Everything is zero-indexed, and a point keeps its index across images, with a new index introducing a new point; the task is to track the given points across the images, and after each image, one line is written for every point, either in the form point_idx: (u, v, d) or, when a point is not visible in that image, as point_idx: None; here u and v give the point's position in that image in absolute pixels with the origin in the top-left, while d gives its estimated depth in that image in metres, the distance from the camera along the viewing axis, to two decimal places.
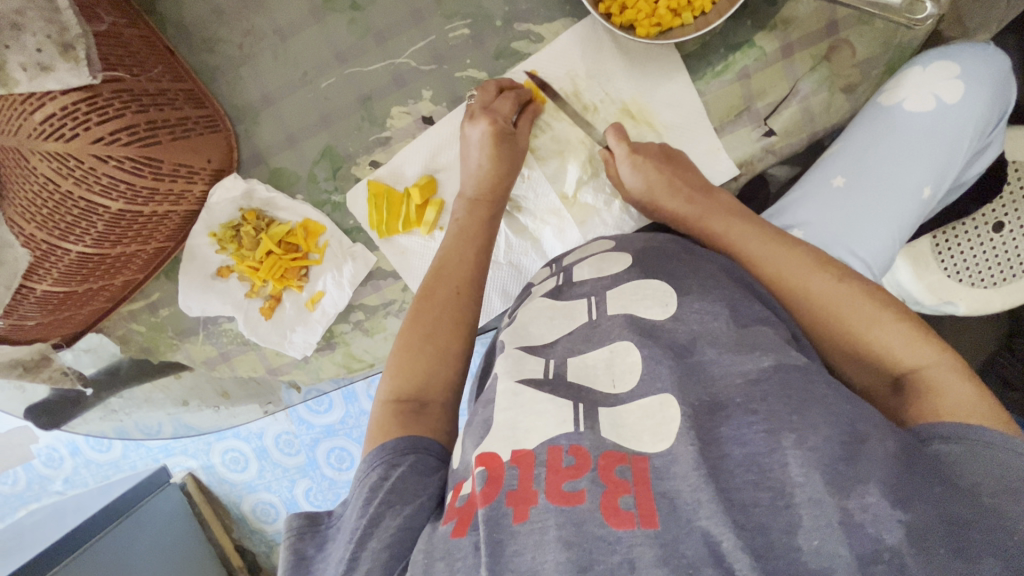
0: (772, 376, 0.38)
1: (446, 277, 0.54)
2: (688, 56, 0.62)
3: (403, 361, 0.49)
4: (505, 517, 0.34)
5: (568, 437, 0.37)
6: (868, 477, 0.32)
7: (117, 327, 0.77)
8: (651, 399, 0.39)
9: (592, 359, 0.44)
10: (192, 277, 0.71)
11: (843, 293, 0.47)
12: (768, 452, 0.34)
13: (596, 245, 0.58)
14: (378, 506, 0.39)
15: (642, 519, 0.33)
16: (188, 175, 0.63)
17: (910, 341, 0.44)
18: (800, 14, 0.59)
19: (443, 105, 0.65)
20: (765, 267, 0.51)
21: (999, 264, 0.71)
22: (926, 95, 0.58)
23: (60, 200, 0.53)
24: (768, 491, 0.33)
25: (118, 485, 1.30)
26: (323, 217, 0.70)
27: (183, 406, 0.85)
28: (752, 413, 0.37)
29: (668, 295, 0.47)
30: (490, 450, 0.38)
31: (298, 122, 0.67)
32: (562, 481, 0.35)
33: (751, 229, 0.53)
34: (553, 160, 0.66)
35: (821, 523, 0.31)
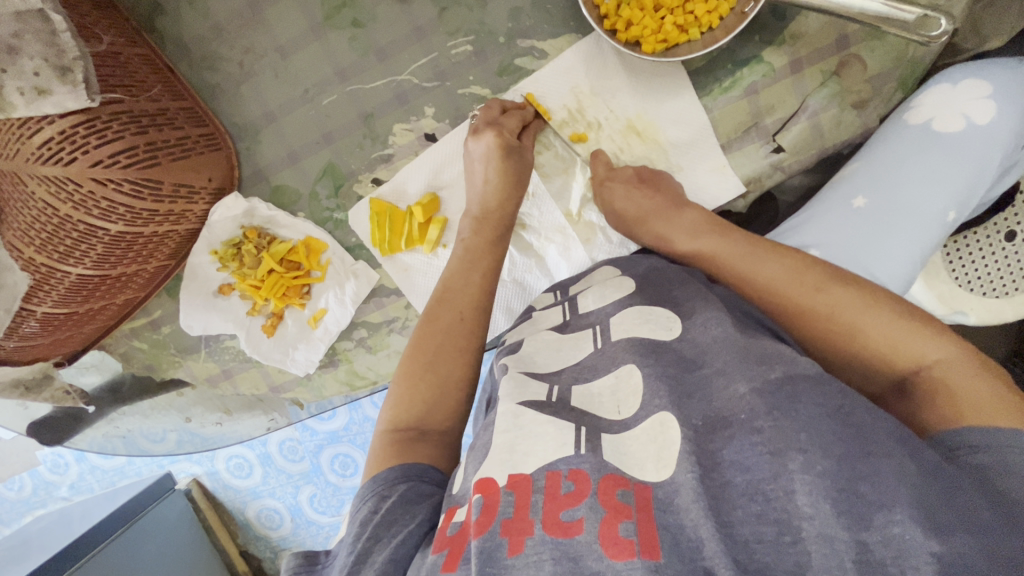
0: (778, 390, 0.37)
1: (449, 302, 0.53)
2: (695, 72, 0.61)
3: (406, 389, 0.48)
4: (499, 549, 0.33)
5: (568, 461, 0.37)
6: (891, 501, 0.31)
7: (119, 344, 0.77)
8: (652, 421, 0.38)
9: (597, 387, 0.44)
10: (193, 295, 0.70)
11: (828, 299, 0.46)
12: (773, 478, 0.33)
13: (600, 274, 0.57)
14: (366, 540, 0.38)
15: (643, 548, 0.31)
16: (188, 195, 0.62)
17: (908, 337, 0.43)
18: (810, 30, 0.58)
19: (445, 122, 0.64)
20: (754, 279, 0.50)
21: (1011, 273, 0.70)
22: (956, 115, 0.56)
23: (59, 224, 0.52)
24: (773, 526, 0.32)
25: (123, 492, 1.30)
26: (325, 235, 0.69)
27: (187, 416, 0.83)
28: (756, 432, 0.35)
29: (673, 320, 0.46)
30: (487, 476, 0.37)
31: (299, 139, 0.67)
32: (559, 509, 0.34)
33: (734, 241, 0.52)
34: (558, 177, 0.65)
35: (831, 563, 0.30)
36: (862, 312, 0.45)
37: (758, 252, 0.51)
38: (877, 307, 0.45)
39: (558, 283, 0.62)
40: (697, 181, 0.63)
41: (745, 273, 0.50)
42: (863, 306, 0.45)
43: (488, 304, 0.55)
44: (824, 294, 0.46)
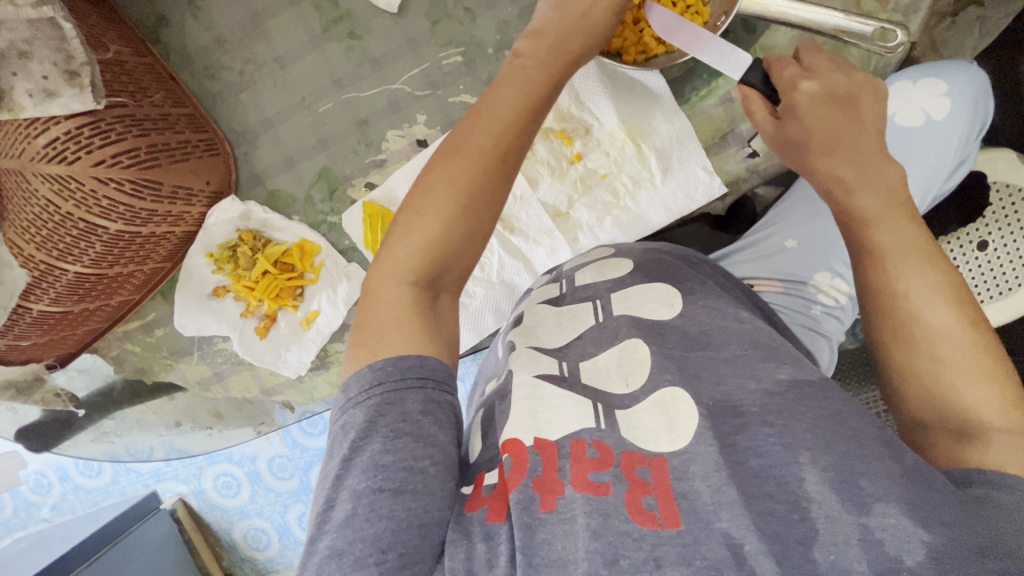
0: (790, 390, 0.39)
1: (492, 127, 0.39)
2: (674, 81, 0.64)
3: (416, 237, 0.38)
4: (533, 504, 0.34)
5: (590, 431, 0.38)
6: (888, 495, 0.32)
7: (111, 347, 0.77)
8: (661, 394, 0.40)
9: (603, 362, 0.44)
10: (188, 298, 0.72)
11: (952, 331, 0.41)
12: (784, 465, 0.35)
13: (596, 253, 0.60)
14: (425, 461, 0.34)
15: (665, 519, 0.33)
16: (187, 197, 0.64)
17: (998, 402, 0.39)
18: (778, 43, 0.62)
19: (436, 129, 0.67)
20: (889, 276, 0.44)
21: (988, 283, 0.73)
22: (915, 111, 0.60)
23: (60, 221, 0.54)
24: (784, 503, 0.33)
25: (106, 513, 1.28)
26: (319, 238, 0.71)
27: (177, 429, 0.85)
28: (768, 424, 0.37)
29: (674, 296, 0.48)
30: (512, 436, 0.37)
31: (295, 145, 0.69)
32: (586, 471, 0.35)
33: (903, 232, 0.44)
34: (544, 180, 0.68)
35: (838, 540, 0.31)
36: (971, 360, 0.40)
37: (917, 259, 0.43)
38: (997, 378, 0.40)
39: (554, 266, 0.65)
40: (679, 185, 0.65)
41: (883, 262, 0.44)
42: (982, 368, 0.40)
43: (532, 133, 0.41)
44: (946, 328, 0.41)
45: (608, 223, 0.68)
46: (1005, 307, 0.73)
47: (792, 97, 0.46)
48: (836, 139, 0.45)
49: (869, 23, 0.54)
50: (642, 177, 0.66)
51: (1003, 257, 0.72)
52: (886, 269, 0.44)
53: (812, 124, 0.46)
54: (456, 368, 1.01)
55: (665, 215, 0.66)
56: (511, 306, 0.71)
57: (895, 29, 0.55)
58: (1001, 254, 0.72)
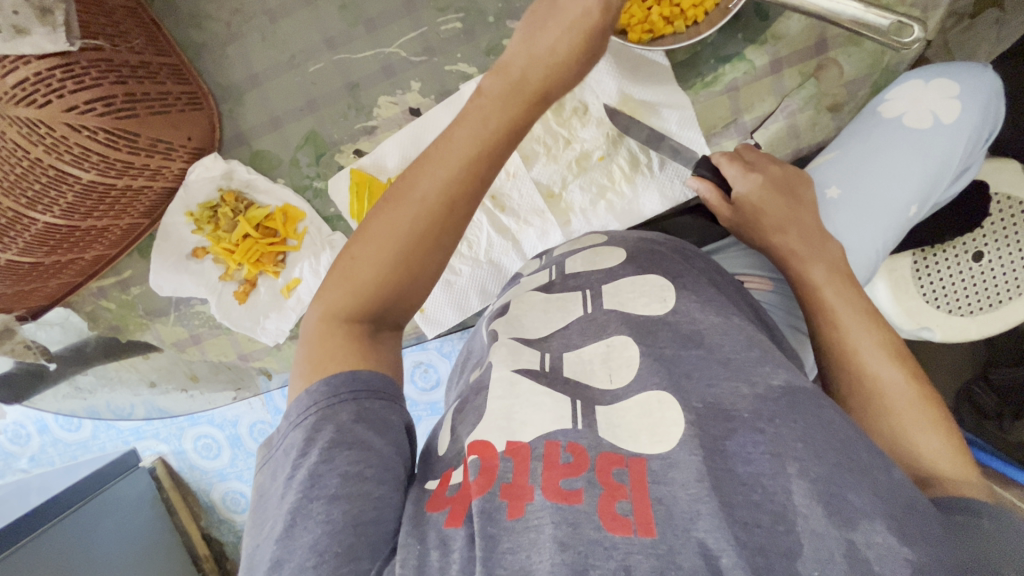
0: (782, 397, 0.38)
1: (436, 171, 0.40)
2: (679, 64, 0.62)
3: (361, 276, 0.41)
4: (499, 511, 0.33)
5: (566, 433, 0.37)
6: (873, 512, 0.32)
7: (85, 303, 0.75)
8: (648, 396, 0.39)
9: (587, 354, 0.44)
10: (166, 257, 0.70)
11: (900, 380, 0.45)
12: (773, 475, 0.34)
13: (587, 240, 0.58)
14: (354, 462, 0.35)
15: (640, 527, 0.32)
16: (166, 151, 0.62)
17: (947, 443, 0.42)
18: (791, 31, 0.59)
19: (431, 98, 0.64)
20: (843, 338, 0.48)
21: (977, 294, 0.73)
22: (924, 112, 0.58)
23: (29, 167, 0.52)
24: (769, 514, 0.32)
25: (84, 467, 1.28)
26: (303, 203, 0.68)
27: (158, 389, 0.83)
28: (759, 431, 0.36)
29: (667, 291, 0.47)
30: (484, 439, 0.37)
31: (283, 104, 0.66)
32: (559, 478, 0.34)
33: (851, 296, 0.49)
34: (538, 159, 0.65)
35: (822, 556, 0.30)
36: (914, 409, 0.43)
37: (865, 318, 0.48)
38: (943, 427, 0.43)
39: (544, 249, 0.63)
40: (677, 172, 0.64)
41: (835, 319, 0.49)
42: (928, 416, 0.43)
43: (490, 174, 0.42)
44: (894, 379, 0.45)
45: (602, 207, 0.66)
46: (997, 319, 0.73)
47: (744, 185, 0.55)
48: (786, 219, 0.53)
49: (886, 16, 0.52)
50: (640, 161, 0.64)
51: (996, 270, 0.71)
52: (841, 329, 0.48)
53: (762, 208, 0.54)
54: (442, 346, 1.00)
55: (659, 203, 0.65)
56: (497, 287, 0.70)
57: (914, 24, 0.52)
58: (996, 266, 0.71)
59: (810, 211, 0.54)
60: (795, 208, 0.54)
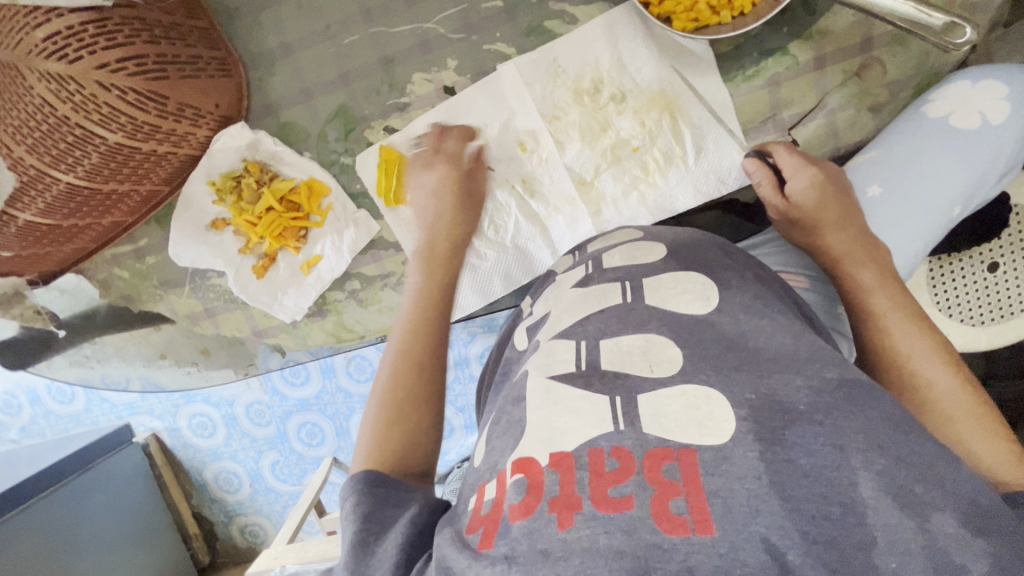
0: (838, 389, 0.37)
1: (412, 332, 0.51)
2: (721, 56, 0.61)
3: (384, 426, 0.44)
4: (549, 525, 0.32)
5: (608, 437, 0.35)
6: (942, 503, 0.32)
7: (99, 270, 0.74)
8: (693, 390, 0.38)
9: (626, 344, 0.42)
10: (184, 226, 0.69)
11: (951, 383, 0.45)
12: (836, 467, 0.33)
13: (622, 235, 0.58)
14: (361, 532, 0.37)
15: (698, 524, 0.30)
16: (193, 116, 0.60)
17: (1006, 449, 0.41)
18: (837, 27, 0.58)
19: (467, 77, 0.63)
20: (896, 338, 0.48)
21: (992, 305, 0.73)
22: (972, 112, 0.58)
23: (56, 125, 0.51)
24: (838, 506, 0.31)
25: (77, 440, 1.27)
26: (329, 178, 0.67)
27: (154, 365, 0.80)
28: (816, 424, 0.35)
29: (709, 289, 0.46)
30: (525, 454, 0.36)
31: (314, 76, 0.65)
32: (607, 486, 0.33)
33: (903, 298, 0.50)
34: (572, 145, 0.64)
35: (899, 549, 0.30)
36: (971, 416, 0.43)
37: (918, 322, 0.49)
38: (1001, 433, 0.42)
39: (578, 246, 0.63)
40: (712, 166, 0.63)
41: (887, 319, 0.49)
42: (984, 421, 0.43)
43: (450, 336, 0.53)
44: (947, 384, 0.45)
45: (634, 198, 0.65)
46: (1010, 330, 0.73)
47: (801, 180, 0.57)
48: (842, 217, 0.56)
49: (937, 14, 0.52)
50: (674, 154, 0.63)
51: (1011, 281, 0.71)
52: (894, 329, 0.49)
53: (824, 203, 0.56)
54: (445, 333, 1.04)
55: (693, 197, 0.64)
56: (522, 274, 0.69)
57: (967, 24, 0.52)
58: (1012, 277, 0.71)
59: (858, 213, 0.57)
60: (847, 208, 0.56)
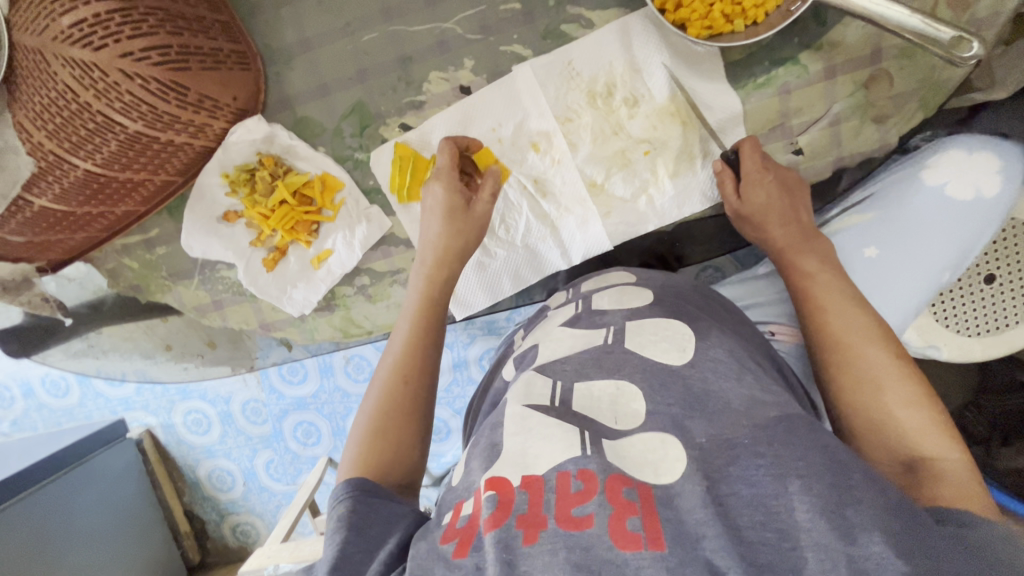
0: (778, 424, 0.39)
1: (402, 355, 0.53)
2: (733, 64, 0.62)
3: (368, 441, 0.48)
4: (515, 539, 0.34)
5: (575, 461, 0.38)
6: (871, 525, 0.32)
7: (108, 260, 0.73)
8: (650, 435, 0.41)
9: (597, 392, 0.45)
10: (197, 218, 0.69)
11: (887, 365, 0.49)
12: (775, 495, 0.35)
13: (615, 277, 0.62)
14: (346, 539, 0.39)
15: (650, 541, 0.33)
16: (212, 108, 0.60)
17: (932, 429, 0.45)
18: (847, 39, 0.59)
19: (483, 77, 0.64)
20: (831, 321, 0.53)
21: (987, 317, 0.74)
22: (967, 185, 0.66)
23: (78, 110, 0.52)
24: (775, 533, 0.33)
25: (68, 434, 1.26)
26: (343, 174, 0.68)
27: (151, 360, 0.80)
28: (759, 456, 0.37)
29: (687, 340, 0.50)
30: (500, 475, 0.39)
31: (332, 72, 0.65)
32: (571, 506, 0.35)
33: (835, 283, 0.56)
34: (584, 147, 0.65)
35: (826, 567, 0.31)
36: (897, 387, 0.47)
37: (849, 304, 0.54)
38: (929, 407, 0.46)
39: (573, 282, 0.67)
40: None
41: (821, 305, 0.55)
42: (912, 395, 0.47)
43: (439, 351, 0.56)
44: (882, 361, 0.49)
45: (644, 201, 0.66)
46: (1002, 341, 0.75)
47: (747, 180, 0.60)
48: (783, 213, 0.59)
49: (945, 29, 0.54)
50: (685, 159, 0.64)
51: (1006, 293, 0.73)
52: (826, 315, 0.54)
53: (770, 202, 0.59)
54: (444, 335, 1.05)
55: (700, 202, 0.65)
56: (531, 273, 0.69)
57: (974, 40, 0.53)
58: (1006, 290, 0.73)
59: (803, 206, 0.61)
60: (791, 206, 0.60)
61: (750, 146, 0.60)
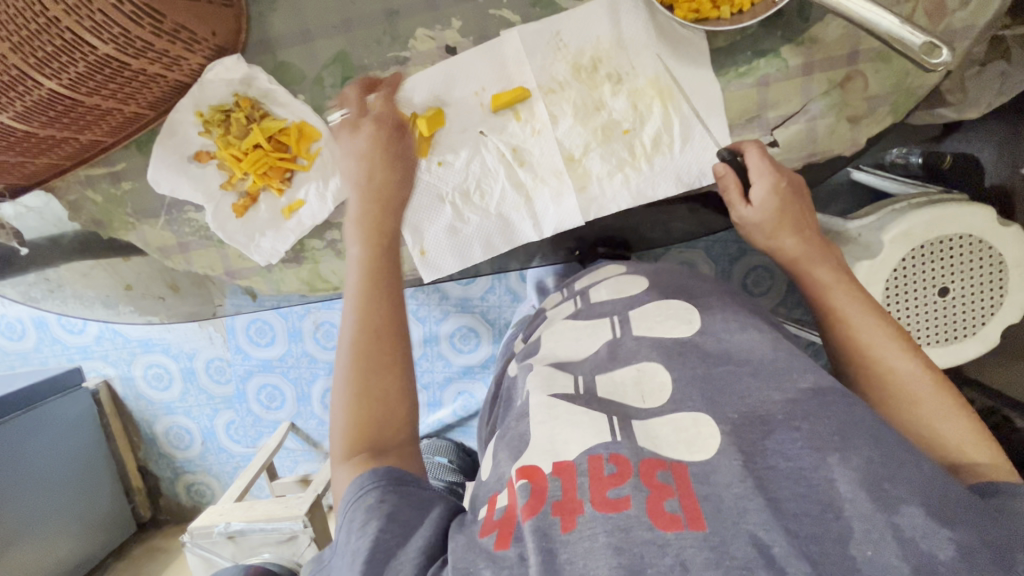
0: (813, 397, 0.42)
1: (382, 303, 0.52)
2: (716, 50, 0.63)
3: (351, 403, 0.47)
4: (552, 527, 0.37)
5: (607, 446, 0.40)
6: (909, 497, 0.36)
7: (71, 191, 0.71)
8: (682, 416, 0.43)
9: (619, 376, 0.48)
10: (166, 153, 0.67)
11: (913, 373, 0.51)
12: (814, 467, 0.38)
13: (607, 271, 0.64)
14: (380, 530, 0.40)
15: (690, 521, 0.35)
16: (187, 41, 0.59)
17: (970, 435, 0.48)
18: (827, 37, 0.61)
19: (469, 39, 0.64)
20: (854, 333, 0.54)
21: (935, 328, 0.77)
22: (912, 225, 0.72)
23: (45, 25, 0.49)
24: (817, 503, 0.36)
25: (23, 378, 1.23)
26: (321, 124, 0.67)
27: (113, 311, 0.78)
28: (795, 428, 0.40)
29: (691, 313, 0.52)
30: (532, 463, 0.41)
31: (317, 18, 0.64)
32: (607, 488, 0.38)
33: (854, 290, 0.56)
34: (565, 119, 0.65)
35: (873, 537, 0.34)
36: (927, 397, 0.49)
37: (871, 311, 0.54)
38: (960, 412, 0.49)
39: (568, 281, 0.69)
40: (695, 156, 0.65)
41: (842, 317, 0.55)
42: (945, 403, 0.49)
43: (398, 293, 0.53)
44: (908, 371, 0.51)
45: (619, 179, 0.66)
46: (945, 353, 0.79)
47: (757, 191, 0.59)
48: (796, 219, 0.59)
49: (918, 35, 0.55)
50: (663, 140, 0.65)
51: (954, 306, 0.76)
52: (848, 328, 0.55)
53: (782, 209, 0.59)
54: (418, 309, 1.06)
55: (675, 186, 0.65)
56: (502, 243, 0.69)
57: (944, 47, 0.55)
58: (953, 304, 0.76)
59: (806, 210, 0.60)
60: (797, 209, 0.59)
61: (755, 149, 0.60)
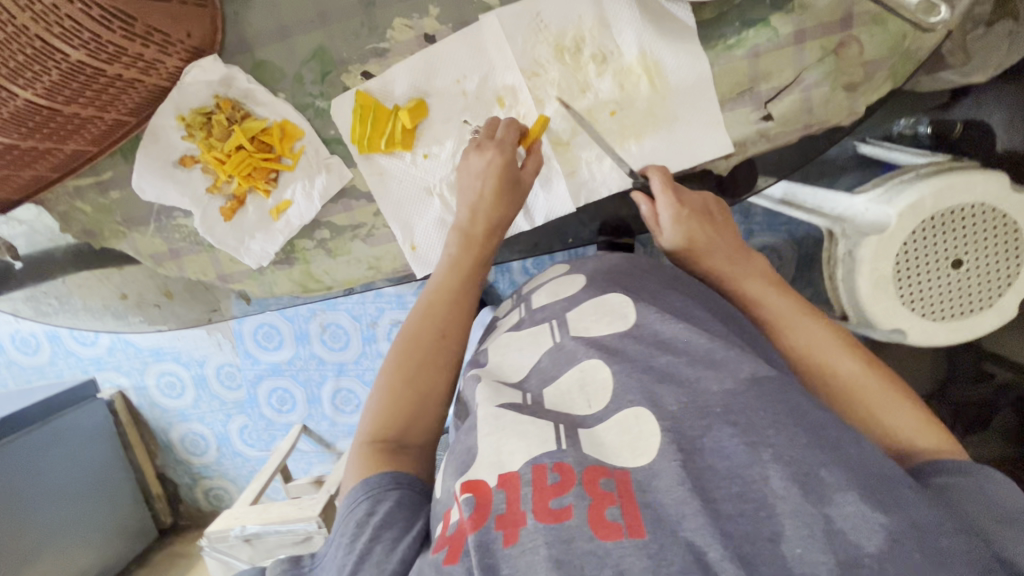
0: (750, 388, 0.41)
1: (437, 317, 0.57)
2: (705, 23, 0.60)
3: (391, 389, 0.52)
4: (494, 542, 0.35)
5: (551, 455, 0.39)
6: (844, 484, 0.34)
7: (60, 202, 0.71)
8: (625, 414, 0.42)
9: (564, 385, 0.47)
10: (152, 161, 0.67)
11: (856, 372, 0.52)
12: (749, 464, 0.36)
13: (551, 274, 0.65)
14: (366, 541, 0.42)
15: (631, 529, 0.34)
16: (162, 44, 0.58)
17: (921, 426, 0.48)
18: (819, 3, 0.58)
19: (449, 26, 0.61)
20: (795, 343, 0.55)
21: (951, 302, 0.75)
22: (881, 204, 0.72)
23: (14, 34, 0.50)
24: (751, 503, 0.34)
25: (39, 392, 1.25)
26: (303, 121, 0.66)
27: (124, 321, 0.79)
28: (732, 424, 0.38)
29: (626, 307, 0.52)
30: (477, 477, 0.39)
31: (291, 13, 0.62)
32: (549, 498, 0.36)
33: (785, 300, 0.58)
34: (551, 104, 0.64)
35: (803, 533, 0.32)
36: (874, 393, 0.50)
37: (805, 317, 0.56)
38: (906, 404, 0.50)
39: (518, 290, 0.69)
40: (688, 137, 0.64)
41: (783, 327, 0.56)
42: (890, 396, 0.50)
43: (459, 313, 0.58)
44: (853, 370, 0.52)
45: (607, 162, 0.66)
46: (960, 326, 0.77)
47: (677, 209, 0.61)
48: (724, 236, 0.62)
49: None
50: (651, 120, 0.64)
51: (970, 278, 0.74)
52: (788, 337, 0.56)
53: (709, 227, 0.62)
54: None
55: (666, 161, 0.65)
56: None
57: (941, 5, 0.55)
58: (969, 276, 0.73)
59: (730, 227, 0.63)
60: (716, 228, 0.62)
61: (658, 172, 0.63)
